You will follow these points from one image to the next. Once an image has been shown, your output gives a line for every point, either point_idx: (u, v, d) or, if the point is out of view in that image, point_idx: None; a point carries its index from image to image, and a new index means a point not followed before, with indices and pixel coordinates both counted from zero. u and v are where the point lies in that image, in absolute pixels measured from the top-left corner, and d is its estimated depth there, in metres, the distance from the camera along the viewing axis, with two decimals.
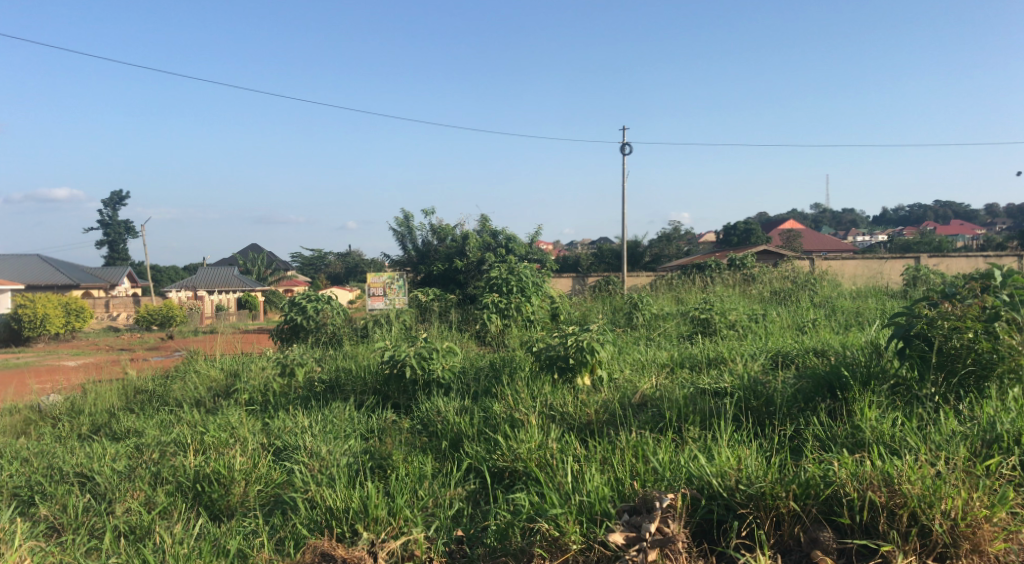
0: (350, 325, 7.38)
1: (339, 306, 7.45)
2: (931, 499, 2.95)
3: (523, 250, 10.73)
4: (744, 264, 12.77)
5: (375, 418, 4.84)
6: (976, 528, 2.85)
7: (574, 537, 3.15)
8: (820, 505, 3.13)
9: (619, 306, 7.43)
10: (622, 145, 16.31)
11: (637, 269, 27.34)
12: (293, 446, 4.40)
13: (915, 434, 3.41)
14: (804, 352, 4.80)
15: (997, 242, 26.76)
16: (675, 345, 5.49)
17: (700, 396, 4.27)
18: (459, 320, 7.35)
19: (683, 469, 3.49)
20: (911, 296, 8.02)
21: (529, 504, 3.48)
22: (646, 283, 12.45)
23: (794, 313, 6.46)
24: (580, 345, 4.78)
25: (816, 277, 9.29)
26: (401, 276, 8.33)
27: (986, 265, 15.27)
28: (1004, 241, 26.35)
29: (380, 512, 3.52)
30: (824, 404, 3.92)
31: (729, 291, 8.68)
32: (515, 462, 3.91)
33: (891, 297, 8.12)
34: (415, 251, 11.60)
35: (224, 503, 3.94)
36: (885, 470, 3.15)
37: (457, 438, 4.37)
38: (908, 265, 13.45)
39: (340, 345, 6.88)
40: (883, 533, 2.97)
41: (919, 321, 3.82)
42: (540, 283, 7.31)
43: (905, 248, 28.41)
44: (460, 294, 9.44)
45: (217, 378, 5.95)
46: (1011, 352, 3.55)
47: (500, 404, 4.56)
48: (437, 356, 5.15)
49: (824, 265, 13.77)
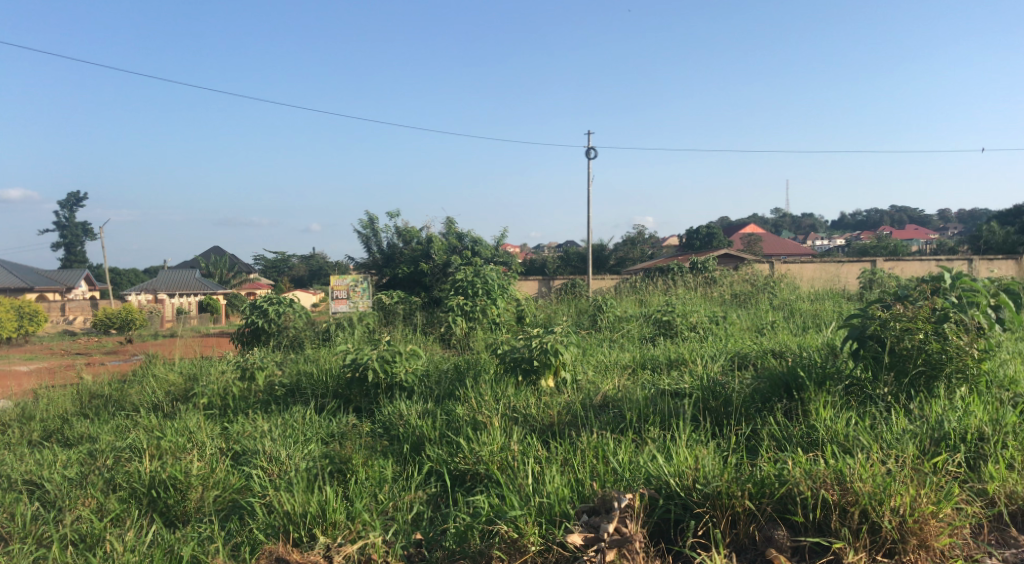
0: (313, 328, 7.26)
1: (301, 308, 7.35)
2: (881, 496, 3.03)
3: (489, 254, 10.72)
4: (706, 268, 12.92)
5: (336, 422, 4.77)
6: (923, 524, 2.94)
7: (533, 538, 3.19)
8: (775, 504, 3.21)
9: (583, 309, 7.45)
10: (587, 149, 16.41)
11: (603, 273, 27.63)
12: (252, 451, 4.34)
13: (867, 433, 3.48)
14: (763, 353, 4.82)
15: (949, 247, 27.43)
16: (638, 347, 5.51)
17: (660, 396, 4.29)
18: (422, 324, 7.30)
19: (642, 469, 3.55)
20: (864, 298, 8.20)
21: (488, 506, 3.51)
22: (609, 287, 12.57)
23: (753, 315, 6.55)
24: (544, 347, 4.73)
25: (775, 280, 9.44)
26: (365, 279, 8.50)
27: (939, 268, 15.66)
28: (957, 246, 27.13)
29: (339, 516, 3.51)
30: (781, 404, 3.95)
31: (690, 294, 8.78)
32: (477, 465, 3.91)
33: (847, 300, 8.26)
34: (379, 254, 11.51)
35: (181, 509, 3.89)
36: (837, 468, 3.24)
37: (419, 442, 4.34)
38: (864, 268, 13.67)
39: (301, 349, 6.80)
40: (835, 531, 3.04)
41: (873, 323, 3.88)
42: (505, 285, 7.27)
43: (862, 253, 29.01)
44: (426, 297, 9.43)
45: (176, 382, 5.84)
46: (959, 352, 3.64)
47: (463, 407, 4.51)
48: (400, 359, 5.08)
49: (783, 268, 14.02)
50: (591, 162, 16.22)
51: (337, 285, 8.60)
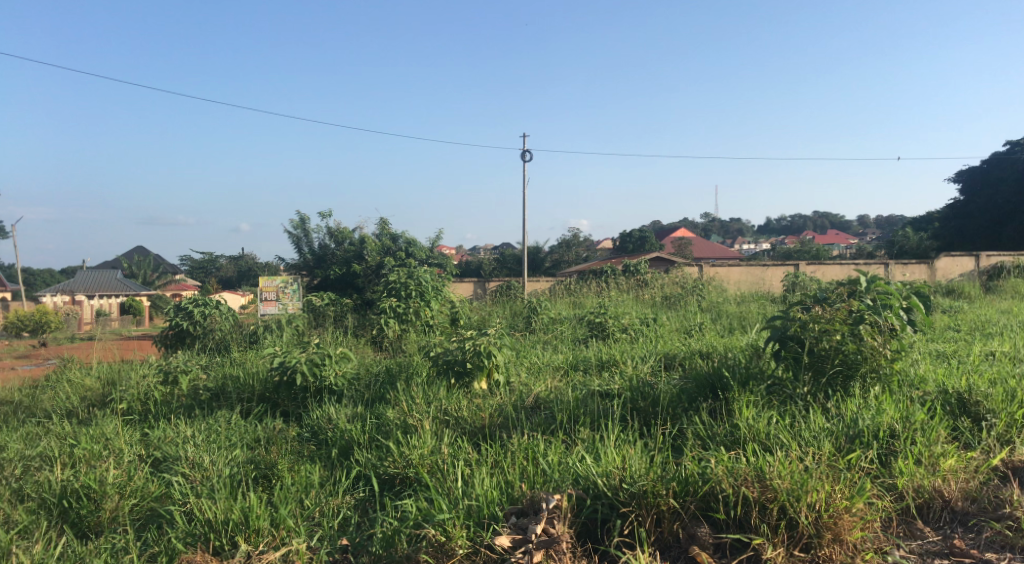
0: (240, 330, 7.08)
1: (228, 310, 7.15)
2: (799, 492, 3.13)
3: (423, 256, 10.65)
4: (639, 271, 13.17)
5: (263, 426, 4.65)
6: (837, 519, 3.04)
7: (461, 541, 3.17)
8: (698, 502, 3.27)
9: (517, 311, 7.48)
10: (523, 152, 16.49)
11: (538, 274, 27.78)
12: (173, 457, 4.19)
13: (786, 431, 3.59)
14: (691, 354, 4.92)
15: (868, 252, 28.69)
16: (570, 348, 5.55)
17: (591, 397, 4.33)
18: (354, 326, 7.20)
19: (571, 470, 3.58)
20: (786, 300, 8.50)
21: (416, 510, 3.48)
22: (544, 289, 12.67)
23: (682, 317, 6.69)
24: (477, 349, 4.72)
25: (703, 283, 9.69)
26: (295, 280, 8.41)
27: (857, 272, 16.37)
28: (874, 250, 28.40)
29: (262, 523, 3.42)
30: (706, 404, 4.04)
31: (622, 296, 8.93)
32: (407, 468, 3.86)
33: (771, 302, 8.54)
34: (311, 255, 11.30)
35: (94, 519, 3.71)
36: (758, 466, 3.32)
37: (348, 446, 4.27)
38: (788, 272, 14.18)
39: (228, 351, 6.61)
40: (755, 527, 3.12)
41: (793, 324, 4.00)
42: (439, 287, 7.22)
43: (785, 256, 30.09)
44: (358, 298, 9.31)
45: (93, 387, 5.59)
46: (873, 353, 3.78)
47: (393, 410, 4.46)
48: (329, 362, 4.97)
49: (711, 271, 14.41)
50: (526, 165, 16.31)
51: (268, 286, 8.52)
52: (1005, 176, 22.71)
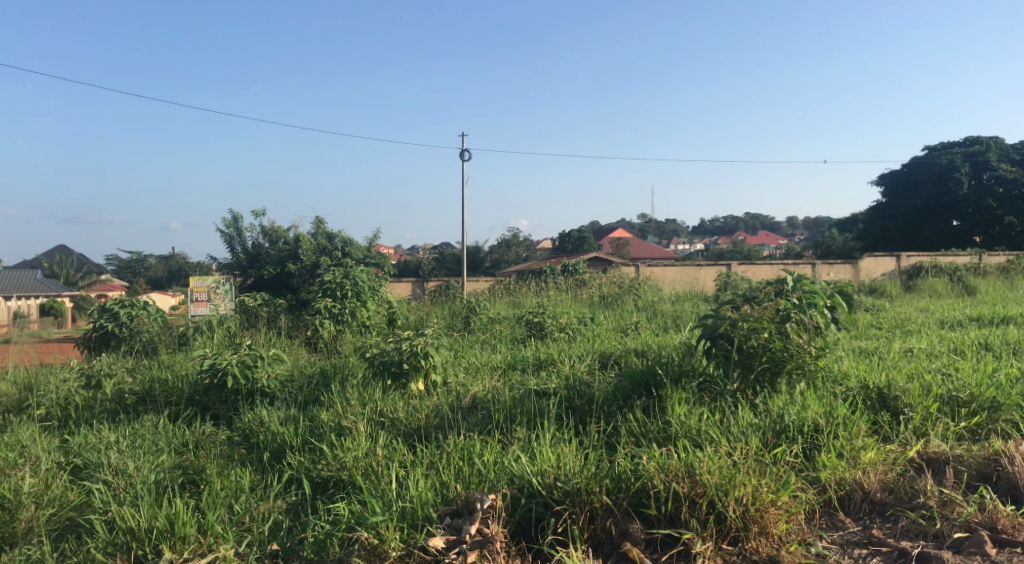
0: (169, 331, 6.87)
1: (157, 311, 6.93)
2: (727, 487, 3.19)
3: (360, 255, 10.53)
4: (578, 271, 13.32)
5: (191, 430, 4.51)
6: (764, 512, 3.12)
7: (394, 544, 3.12)
8: (630, 499, 3.32)
9: (456, 311, 7.46)
10: (462, 151, 16.46)
11: (476, 274, 27.76)
12: (95, 464, 4.02)
13: (715, 427, 3.67)
14: (626, 353, 4.99)
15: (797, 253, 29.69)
16: (509, 348, 5.56)
17: (528, 397, 4.35)
18: (288, 327, 7.06)
19: (506, 470, 3.58)
20: (718, 299, 8.73)
21: (349, 513, 3.43)
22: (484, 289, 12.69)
23: (618, 316, 6.79)
24: (414, 350, 4.68)
25: (639, 283, 9.87)
26: (227, 280, 8.22)
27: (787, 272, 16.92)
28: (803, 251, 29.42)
29: (189, 530, 3.31)
30: (640, 402, 4.11)
31: (561, 295, 9.01)
32: (340, 471, 3.80)
33: (703, 301, 8.75)
34: (244, 254, 11.05)
35: (8, 530, 3.49)
36: (688, 462, 3.38)
37: (280, 449, 4.18)
38: (720, 272, 14.56)
39: (155, 354, 6.40)
40: (685, 522, 3.17)
41: (724, 322, 4.10)
42: (377, 287, 7.12)
43: (718, 257, 30.90)
44: (292, 298, 9.15)
45: (8, 392, 5.33)
46: (799, 351, 3.90)
47: (327, 412, 4.39)
48: (262, 364, 4.86)
49: (648, 271, 14.69)
50: (465, 164, 16.30)
51: (198, 286, 8.28)
52: (925, 179, 23.69)
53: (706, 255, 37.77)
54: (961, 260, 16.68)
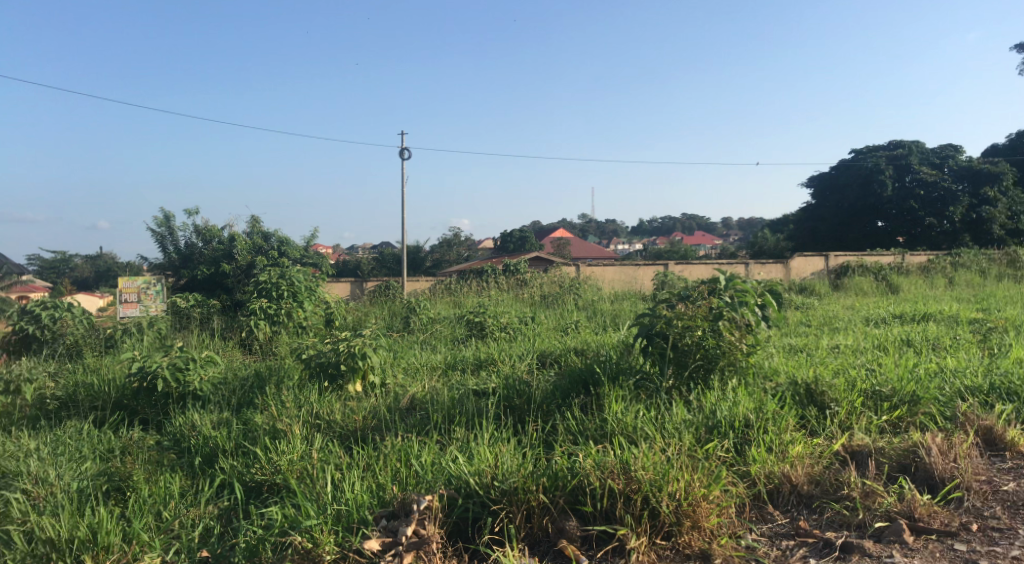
0: (94, 334, 6.62)
1: (82, 313, 6.66)
2: (660, 483, 3.25)
3: (297, 254, 10.32)
4: (519, 270, 13.38)
5: (119, 436, 4.36)
6: (696, 506, 3.17)
7: (328, 547, 3.07)
8: (566, 496, 3.34)
9: (396, 311, 7.40)
10: (401, 150, 16.32)
11: (417, 274, 27.58)
12: (13, 473, 3.84)
13: (650, 424, 3.73)
14: (566, 352, 5.04)
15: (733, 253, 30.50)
16: (448, 348, 5.55)
17: (467, 396, 4.36)
18: (221, 329, 6.88)
19: (443, 471, 3.56)
20: (655, 298, 8.88)
21: (282, 517, 3.36)
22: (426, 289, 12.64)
23: (559, 315, 6.84)
24: (351, 350, 4.62)
25: (579, 282, 9.97)
26: (158, 280, 7.94)
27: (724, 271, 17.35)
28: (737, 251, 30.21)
29: (113, 539, 3.19)
30: (578, 400, 4.16)
31: (502, 295, 9.03)
32: (274, 475, 3.72)
33: (641, 300, 8.90)
34: (176, 254, 10.70)
35: None
36: (623, 458, 3.43)
37: (212, 453, 4.08)
38: (655, 272, 14.83)
39: (79, 358, 6.15)
40: (620, 518, 3.21)
41: (659, 321, 4.16)
42: (314, 287, 6.99)
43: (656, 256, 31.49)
44: (227, 299, 8.93)
45: None
46: (730, 348, 4.03)
47: (262, 415, 4.30)
48: (194, 367, 4.74)
49: (587, 270, 14.86)
50: (405, 163, 16.18)
51: (126, 287, 8.00)
52: (851, 181, 24.62)
53: (646, 255, 38.45)
54: (885, 260, 17.25)
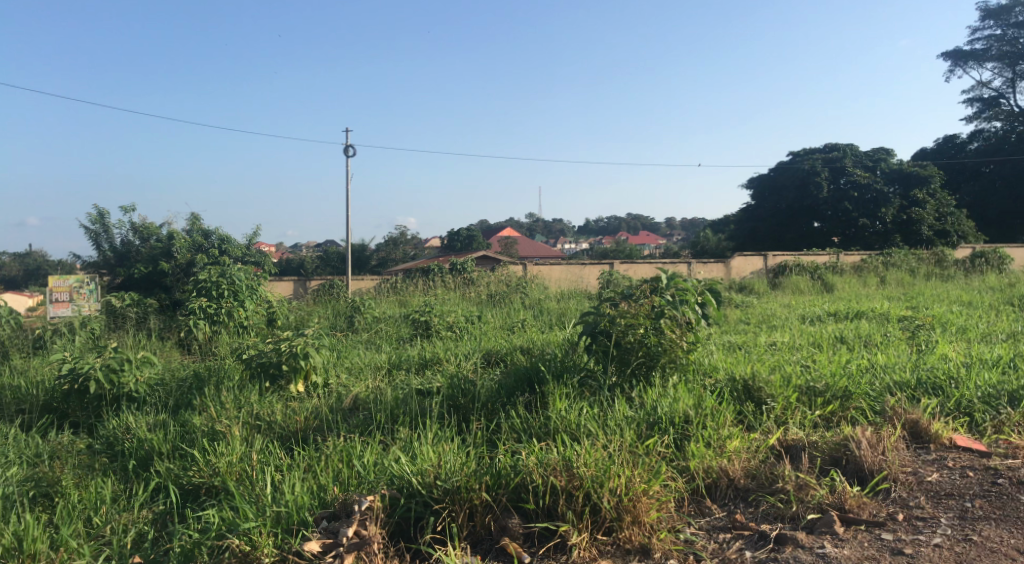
0: (22, 335, 6.37)
1: (9, 314, 6.38)
2: (602, 479, 3.29)
3: (239, 252, 10.08)
4: (467, 269, 13.37)
5: (48, 440, 4.21)
6: (636, 501, 3.22)
7: (267, 550, 3.01)
8: (509, 494, 3.36)
9: (341, 311, 7.32)
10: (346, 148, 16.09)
11: (365, 273, 27.27)
12: None
13: (593, 420, 3.78)
14: (512, 350, 5.06)
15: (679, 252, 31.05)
16: (394, 348, 5.51)
17: (411, 396, 4.35)
18: (159, 329, 6.70)
19: (385, 471, 3.53)
20: (599, 296, 9.00)
21: (219, 521, 3.28)
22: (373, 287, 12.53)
23: (505, 314, 6.86)
24: (293, 350, 4.56)
25: (527, 281, 10.02)
26: (92, 278, 7.65)
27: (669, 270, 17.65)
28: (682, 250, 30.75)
29: (39, 546, 3.07)
30: (522, 398, 4.18)
31: (450, 294, 9.02)
32: (212, 478, 3.64)
33: (585, 299, 9.00)
34: (112, 252, 10.35)
35: None
36: (566, 456, 3.46)
37: (147, 457, 3.97)
38: (599, 271, 15.00)
39: (6, 359, 5.90)
40: (562, 515, 3.24)
41: (603, 319, 4.22)
42: (256, 286, 6.86)
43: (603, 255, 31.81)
44: (166, 298, 8.69)
45: None
46: (672, 346, 4.11)
47: (200, 417, 4.21)
48: (129, 368, 4.60)
49: (534, 269, 14.94)
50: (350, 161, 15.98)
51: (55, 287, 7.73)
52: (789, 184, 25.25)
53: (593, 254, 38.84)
54: (821, 259, 17.82)
